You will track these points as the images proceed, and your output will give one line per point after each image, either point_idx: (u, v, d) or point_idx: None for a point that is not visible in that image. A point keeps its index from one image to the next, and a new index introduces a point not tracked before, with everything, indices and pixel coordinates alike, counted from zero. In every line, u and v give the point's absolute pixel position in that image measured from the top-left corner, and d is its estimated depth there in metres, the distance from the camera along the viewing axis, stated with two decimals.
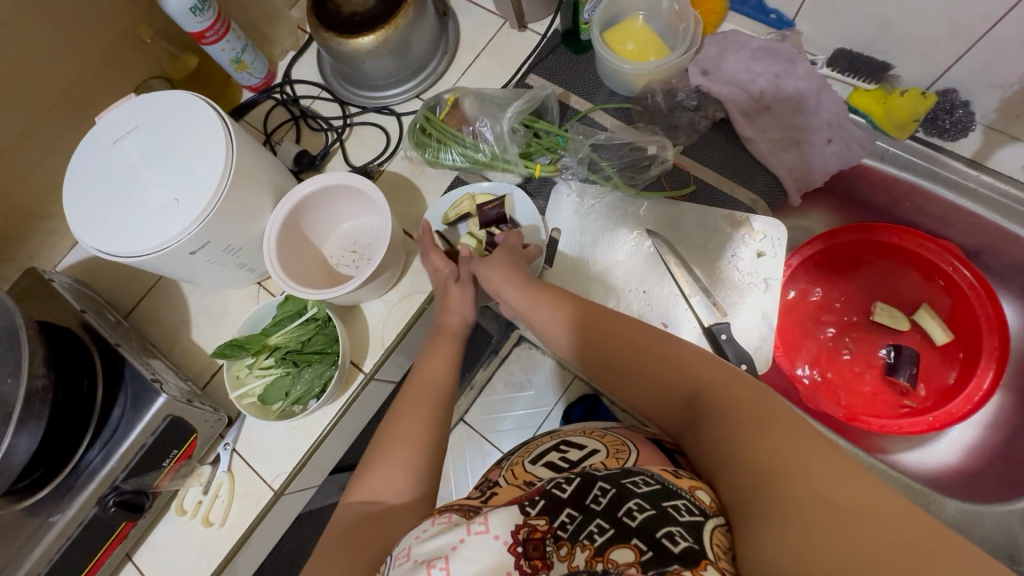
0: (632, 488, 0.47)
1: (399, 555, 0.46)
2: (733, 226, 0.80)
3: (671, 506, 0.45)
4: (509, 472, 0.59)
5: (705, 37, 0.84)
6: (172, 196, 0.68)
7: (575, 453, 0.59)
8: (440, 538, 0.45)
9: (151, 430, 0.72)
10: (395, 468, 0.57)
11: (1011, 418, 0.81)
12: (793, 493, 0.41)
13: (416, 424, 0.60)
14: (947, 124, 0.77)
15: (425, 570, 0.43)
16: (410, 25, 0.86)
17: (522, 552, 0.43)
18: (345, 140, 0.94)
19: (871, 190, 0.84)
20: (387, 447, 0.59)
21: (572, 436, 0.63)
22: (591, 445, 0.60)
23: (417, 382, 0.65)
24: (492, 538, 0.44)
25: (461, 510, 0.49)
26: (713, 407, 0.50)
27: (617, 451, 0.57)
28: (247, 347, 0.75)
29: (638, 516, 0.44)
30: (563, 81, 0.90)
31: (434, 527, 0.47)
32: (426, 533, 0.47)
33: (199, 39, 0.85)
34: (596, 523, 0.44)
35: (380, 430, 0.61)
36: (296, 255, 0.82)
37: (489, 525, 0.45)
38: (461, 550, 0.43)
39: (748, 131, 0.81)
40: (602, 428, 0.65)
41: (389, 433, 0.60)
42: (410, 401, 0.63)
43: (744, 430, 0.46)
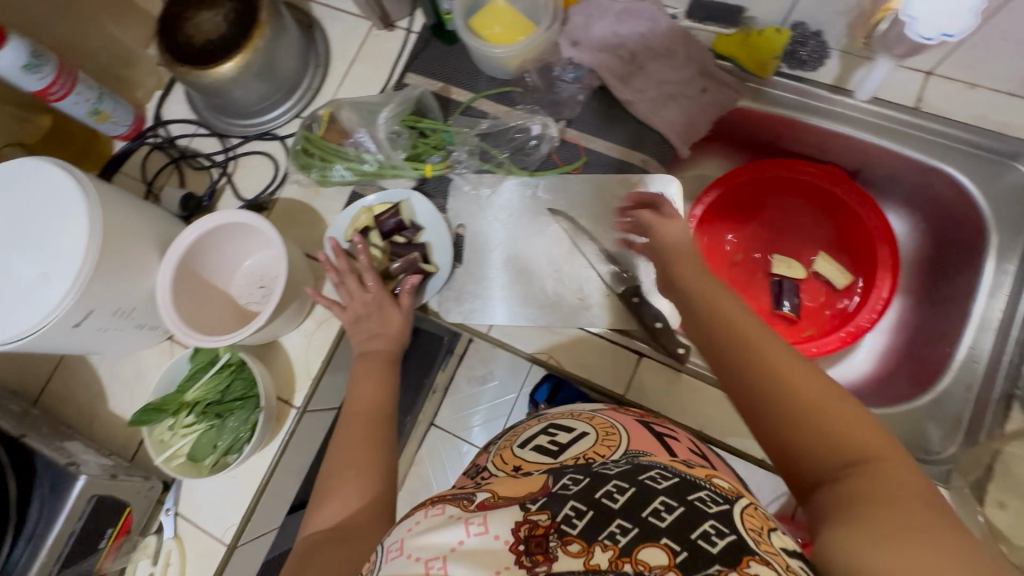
0: (653, 485, 0.45)
1: (391, 548, 0.45)
2: (630, 189, 0.81)
3: (696, 499, 0.44)
4: (498, 458, 0.61)
5: (568, 9, 0.84)
6: (40, 271, 0.64)
7: (563, 435, 0.60)
8: (435, 534, 0.44)
9: (77, 515, 0.68)
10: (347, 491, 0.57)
11: (912, 318, 0.81)
12: (898, 531, 0.35)
13: (364, 448, 0.61)
14: (803, 57, 0.78)
15: (424, 567, 0.42)
16: (270, 44, 0.83)
17: (524, 549, 0.41)
18: (232, 174, 0.91)
19: (755, 130, 0.86)
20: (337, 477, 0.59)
21: (560, 419, 0.65)
22: (580, 427, 0.61)
23: (354, 407, 0.66)
24: (492, 538, 0.43)
25: (455, 501, 0.49)
26: (871, 453, 0.40)
27: (605, 436, 0.58)
28: (165, 408, 0.72)
29: (667, 516, 0.42)
30: (441, 75, 0.89)
31: (429, 522, 0.46)
32: (420, 527, 0.46)
33: (45, 97, 0.80)
34: (618, 523, 0.41)
35: (326, 461, 0.62)
36: (199, 303, 0.79)
37: (489, 525, 0.43)
38: (459, 549, 0.42)
39: (626, 95, 0.82)
40: (589, 408, 0.67)
41: (338, 457, 0.61)
42: (354, 425, 0.63)
43: (879, 478, 0.39)
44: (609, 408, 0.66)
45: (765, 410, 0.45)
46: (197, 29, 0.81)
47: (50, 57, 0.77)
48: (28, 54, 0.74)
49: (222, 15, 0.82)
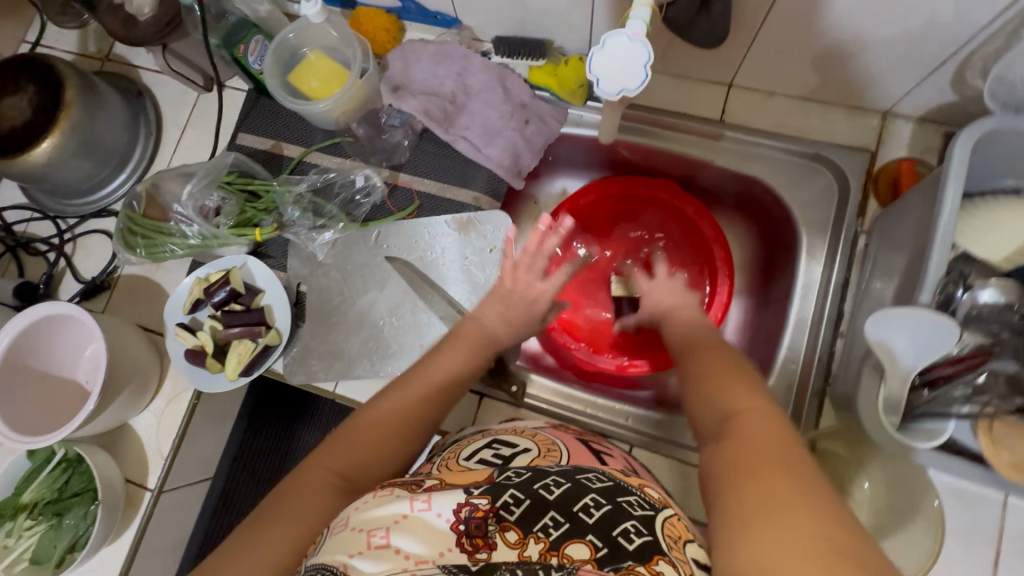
0: (586, 484, 0.49)
1: (337, 525, 0.46)
2: (462, 228, 0.82)
3: (624, 501, 0.48)
4: (441, 465, 0.59)
5: (382, 51, 0.84)
6: None
7: (506, 450, 0.61)
8: (382, 507, 0.46)
9: None
10: (360, 446, 0.55)
11: (753, 319, 0.84)
12: (749, 492, 0.39)
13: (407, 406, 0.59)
14: (609, 82, 0.79)
15: (368, 535, 0.43)
16: (81, 122, 0.81)
17: (465, 530, 0.44)
18: (71, 255, 0.89)
19: (585, 152, 0.89)
20: (361, 429, 0.56)
21: (504, 434, 0.65)
22: (522, 444, 0.62)
23: (431, 372, 0.63)
24: (435, 516, 0.45)
25: (404, 484, 0.49)
26: (736, 416, 0.46)
27: (547, 451, 0.59)
28: (0, 514, 0.71)
29: (595, 512, 0.46)
30: (272, 132, 0.88)
31: (376, 498, 0.47)
32: (366, 503, 0.47)
33: None
34: (551, 516, 0.46)
35: (363, 411, 0.59)
36: (32, 397, 0.76)
37: (433, 503, 0.46)
38: (402, 522, 0.44)
39: (450, 135, 0.83)
40: (533, 428, 0.68)
41: (370, 417, 0.58)
42: (410, 387, 0.61)
43: (734, 445, 0.43)
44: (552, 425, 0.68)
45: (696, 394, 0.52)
46: (4, 117, 0.79)
47: None
48: None
49: (26, 98, 0.80)
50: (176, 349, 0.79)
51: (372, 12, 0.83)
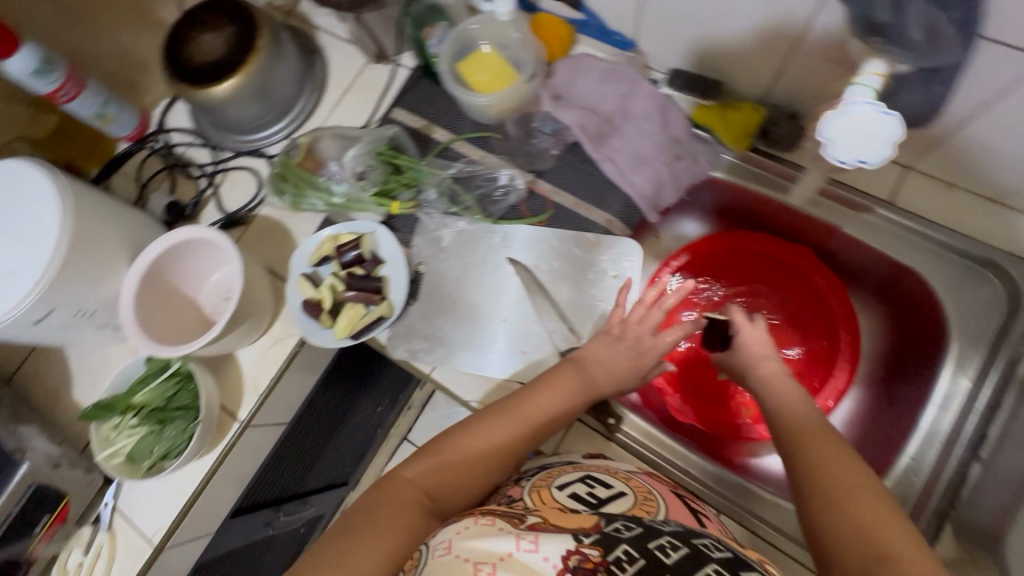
0: (706, 552, 0.51)
1: (439, 546, 0.50)
2: (586, 248, 0.83)
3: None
4: (534, 493, 0.62)
5: (554, 61, 0.85)
6: (8, 269, 0.68)
7: (602, 489, 0.62)
8: (485, 541, 0.49)
9: (16, 499, 0.72)
10: (451, 471, 0.61)
11: (869, 412, 0.80)
12: None
13: (498, 440, 0.64)
14: (778, 137, 0.76)
15: (470, 566, 0.47)
16: (264, 68, 0.86)
17: None
18: (219, 186, 0.95)
19: (726, 201, 0.86)
20: (454, 454, 0.62)
21: (596, 471, 0.67)
22: (618, 486, 0.63)
23: (522, 405, 0.67)
24: (542, 558, 0.47)
25: (506, 518, 0.53)
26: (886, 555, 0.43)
27: (645, 501, 0.61)
28: (112, 407, 0.76)
29: None
30: (427, 113, 0.91)
31: (476, 527, 0.51)
32: (466, 532, 0.51)
33: (54, 99, 0.86)
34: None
35: (457, 433, 0.64)
36: (161, 308, 0.82)
37: (540, 545, 0.48)
38: (508, 561, 0.47)
39: (598, 153, 0.82)
40: (626, 470, 0.69)
41: (467, 442, 0.63)
42: (504, 420, 0.66)
43: None
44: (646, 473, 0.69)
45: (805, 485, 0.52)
46: (198, 50, 0.86)
47: (61, 65, 0.83)
48: (40, 62, 0.80)
49: (222, 37, 0.86)
50: (294, 298, 0.83)
51: (554, 20, 0.84)
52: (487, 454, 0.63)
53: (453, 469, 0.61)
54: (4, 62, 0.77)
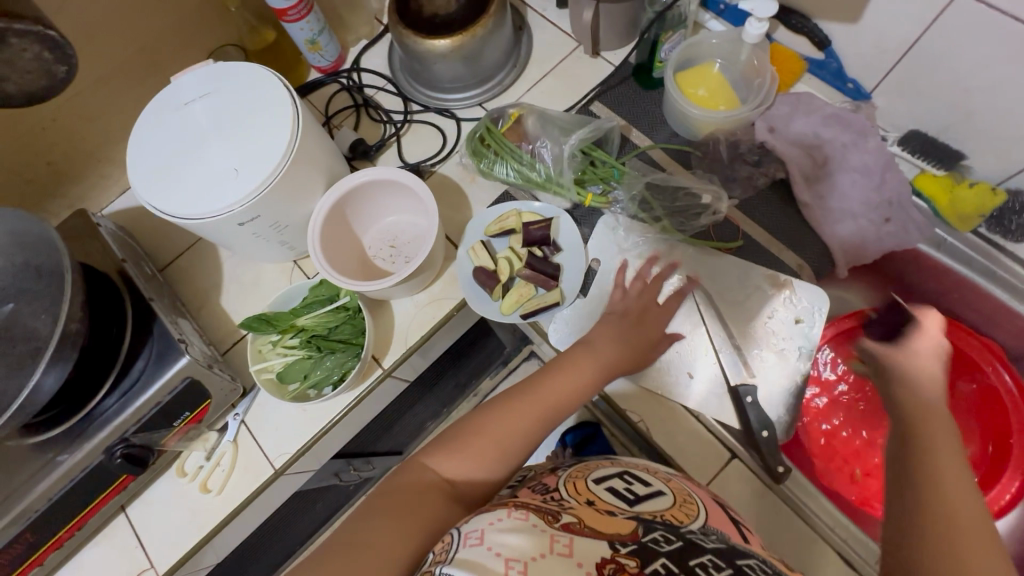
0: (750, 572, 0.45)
1: (469, 535, 0.45)
2: (774, 287, 0.79)
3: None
4: (569, 483, 0.56)
5: (778, 94, 0.83)
6: (232, 165, 0.69)
7: (640, 487, 0.57)
8: (518, 538, 0.44)
9: (169, 389, 0.73)
10: (474, 459, 0.56)
11: None
12: None
13: (512, 426, 0.58)
14: (1012, 226, 0.74)
15: (503, 565, 0.42)
16: (487, 35, 0.86)
17: None
18: (402, 135, 0.95)
19: (919, 276, 0.83)
20: (475, 440, 0.57)
21: (636, 469, 0.61)
22: (656, 485, 0.58)
23: (540, 392, 0.62)
24: (576, 564, 0.42)
25: (540, 512, 0.49)
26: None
27: (685, 503, 0.55)
28: (275, 324, 0.76)
29: None
30: (628, 114, 0.89)
31: (509, 521, 0.46)
32: (501, 524, 0.46)
33: (281, 15, 0.87)
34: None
35: (478, 414, 0.59)
36: (337, 241, 0.82)
37: (575, 550, 0.43)
38: (542, 565, 0.42)
39: (806, 196, 0.80)
40: (666, 470, 0.63)
41: (487, 427, 0.58)
42: (523, 407, 0.60)
43: None
44: (688, 477, 0.62)
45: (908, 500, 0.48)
46: (429, 2, 0.87)
47: None
48: None
49: None
50: (462, 262, 0.83)
51: (789, 55, 0.82)
52: (512, 442, 0.58)
53: (476, 458, 0.56)
54: None
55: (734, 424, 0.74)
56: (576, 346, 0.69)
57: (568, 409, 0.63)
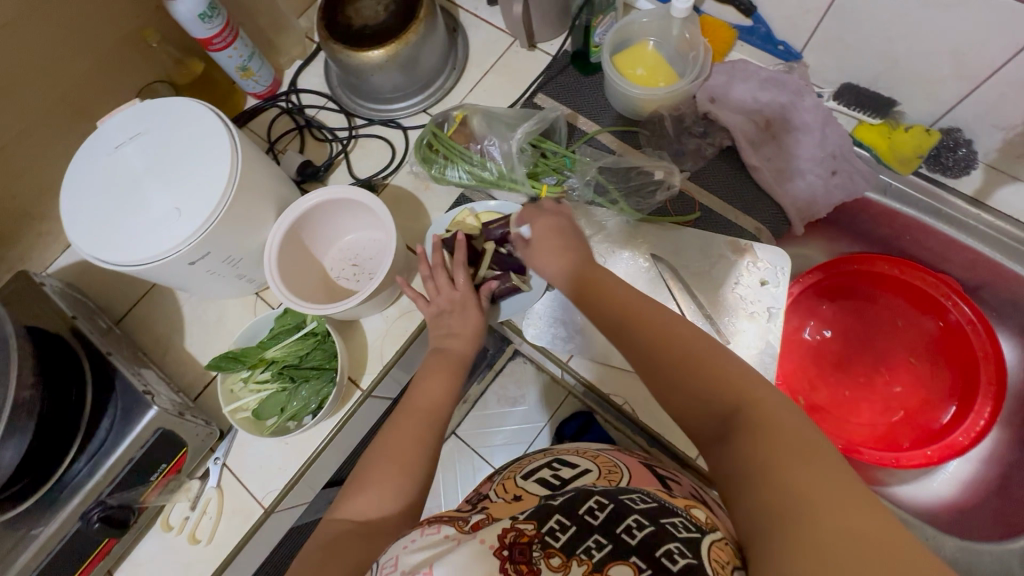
0: (630, 505, 0.49)
1: (385, 563, 0.48)
2: (737, 252, 0.80)
3: (669, 523, 0.47)
4: (499, 486, 0.61)
5: (714, 64, 0.84)
6: (173, 205, 0.67)
7: (566, 471, 0.60)
8: (427, 548, 0.48)
9: (140, 443, 0.70)
10: (377, 488, 0.54)
11: (1007, 453, 0.78)
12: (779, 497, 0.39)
13: (408, 445, 0.57)
14: (949, 163, 0.77)
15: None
16: (420, 40, 0.85)
17: (509, 556, 0.45)
18: (350, 151, 0.94)
19: (873, 223, 0.85)
20: (372, 469, 0.56)
21: (565, 454, 0.65)
22: (583, 464, 0.61)
23: (413, 406, 0.62)
24: (478, 542, 0.47)
25: (452, 522, 0.52)
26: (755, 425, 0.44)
27: (608, 472, 0.58)
28: (244, 359, 0.74)
29: (638, 534, 0.45)
30: (572, 102, 0.90)
31: (422, 539, 0.49)
32: (415, 544, 0.49)
33: (206, 45, 0.85)
34: (594, 539, 0.46)
35: (372, 449, 0.58)
36: (296, 267, 0.81)
37: (477, 535, 0.48)
38: (445, 556, 0.46)
39: (754, 160, 0.81)
40: (596, 449, 0.66)
41: (379, 453, 0.57)
42: (404, 424, 0.60)
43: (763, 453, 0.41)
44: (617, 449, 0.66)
45: (701, 389, 0.48)
46: (357, 14, 0.86)
47: (222, 11, 0.82)
48: (207, 4, 0.79)
49: (383, 4, 0.85)
50: None
51: (718, 24, 0.84)
52: (410, 457, 0.57)
53: (378, 488, 0.54)
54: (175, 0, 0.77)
55: None
56: (437, 354, 0.68)
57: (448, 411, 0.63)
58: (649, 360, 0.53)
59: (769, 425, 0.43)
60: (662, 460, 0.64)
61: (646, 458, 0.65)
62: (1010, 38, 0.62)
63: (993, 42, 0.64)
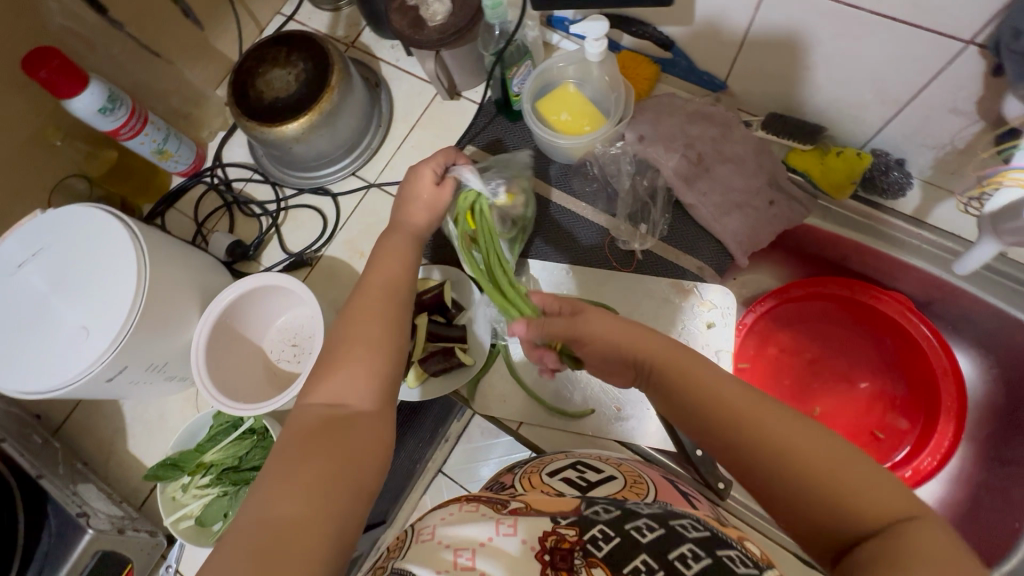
0: (683, 533, 0.44)
1: (423, 531, 0.44)
2: (682, 295, 0.78)
3: (726, 556, 0.41)
4: (525, 478, 0.57)
5: (638, 101, 0.82)
6: (81, 323, 0.64)
7: (592, 473, 0.57)
8: (466, 527, 0.43)
9: (78, 570, 0.67)
10: (365, 377, 0.49)
11: (975, 472, 0.77)
12: None
13: (374, 325, 0.52)
14: (883, 185, 0.74)
15: (452, 555, 0.40)
16: (337, 106, 0.82)
17: (550, 560, 0.40)
18: (280, 225, 0.91)
19: (818, 246, 0.83)
20: (354, 353, 0.50)
21: (588, 458, 0.62)
22: (608, 471, 0.58)
23: (370, 286, 0.56)
24: (519, 541, 0.41)
25: (488, 502, 0.48)
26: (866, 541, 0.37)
27: (634, 483, 0.55)
28: (182, 466, 0.71)
29: (694, 564, 0.40)
30: (502, 150, 0.87)
31: (459, 514, 0.45)
32: (452, 518, 0.45)
33: (115, 135, 0.81)
34: (642, 559, 0.40)
35: (336, 335, 0.53)
36: (228, 359, 0.77)
37: (518, 529, 0.42)
38: (489, 544, 0.41)
39: (690, 198, 0.79)
40: (618, 457, 0.64)
41: (353, 339, 0.51)
42: (364, 300, 0.54)
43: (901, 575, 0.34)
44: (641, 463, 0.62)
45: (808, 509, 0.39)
46: (268, 87, 0.82)
47: (125, 100, 0.78)
48: (106, 98, 0.75)
49: (293, 73, 0.82)
50: None
51: (640, 61, 0.81)
52: (381, 341, 0.51)
53: (367, 389, 0.48)
54: (70, 100, 0.72)
55: (672, 448, 0.74)
56: (394, 230, 0.63)
57: (408, 286, 0.58)
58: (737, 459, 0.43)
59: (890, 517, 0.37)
60: (682, 479, 0.62)
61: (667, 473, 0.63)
62: (925, 64, 0.60)
63: (911, 69, 0.61)
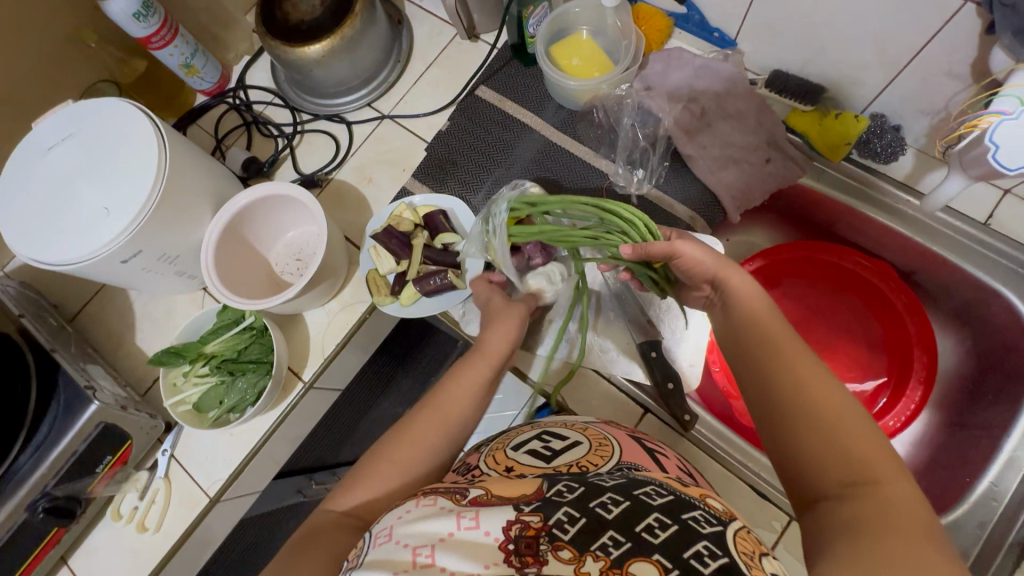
0: (648, 501, 0.44)
1: (380, 534, 0.44)
2: None
3: (690, 519, 0.42)
4: (489, 457, 0.58)
5: (649, 52, 0.84)
6: (102, 204, 0.68)
7: (557, 442, 0.59)
8: (428, 523, 0.43)
9: (82, 437, 0.72)
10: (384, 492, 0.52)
11: (938, 436, 0.80)
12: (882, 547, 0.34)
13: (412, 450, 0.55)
14: (878, 148, 0.76)
15: (412, 555, 0.41)
16: (358, 35, 0.85)
17: (514, 549, 0.40)
18: (295, 146, 0.95)
19: (807, 208, 0.86)
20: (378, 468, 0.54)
21: (553, 427, 0.63)
22: (573, 437, 0.59)
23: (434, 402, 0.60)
24: (481, 534, 0.41)
25: (448, 493, 0.48)
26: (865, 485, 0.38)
27: (600, 447, 0.56)
28: (183, 354, 0.76)
29: (660, 533, 0.40)
30: (513, 93, 0.90)
31: (418, 510, 0.45)
32: (410, 516, 0.45)
33: (145, 43, 0.85)
34: (610, 535, 0.41)
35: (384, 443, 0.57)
36: (235, 266, 0.81)
37: (480, 521, 0.42)
38: (447, 538, 0.41)
39: (689, 149, 0.81)
40: (584, 420, 0.64)
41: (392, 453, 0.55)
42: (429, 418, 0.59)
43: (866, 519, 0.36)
44: (603, 420, 0.64)
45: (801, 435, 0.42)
46: (294, 9, 0.85)
47: (159, 9, 0.81)
48: (141, 4, 0.78)
49: None
50: (366, 261, 0.83)
51: (654, 14, 0.84)
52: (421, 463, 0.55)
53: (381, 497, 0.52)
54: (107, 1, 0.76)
55: (645, 381, 0.78)
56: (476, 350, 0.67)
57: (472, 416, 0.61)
58: (776, 409, 0.44)
59: (896, 513, 0.36)
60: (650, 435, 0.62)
61: (634, 430, 0.63)
62: (924, 23, 0.62)
63: (910, 28, 0.63)
